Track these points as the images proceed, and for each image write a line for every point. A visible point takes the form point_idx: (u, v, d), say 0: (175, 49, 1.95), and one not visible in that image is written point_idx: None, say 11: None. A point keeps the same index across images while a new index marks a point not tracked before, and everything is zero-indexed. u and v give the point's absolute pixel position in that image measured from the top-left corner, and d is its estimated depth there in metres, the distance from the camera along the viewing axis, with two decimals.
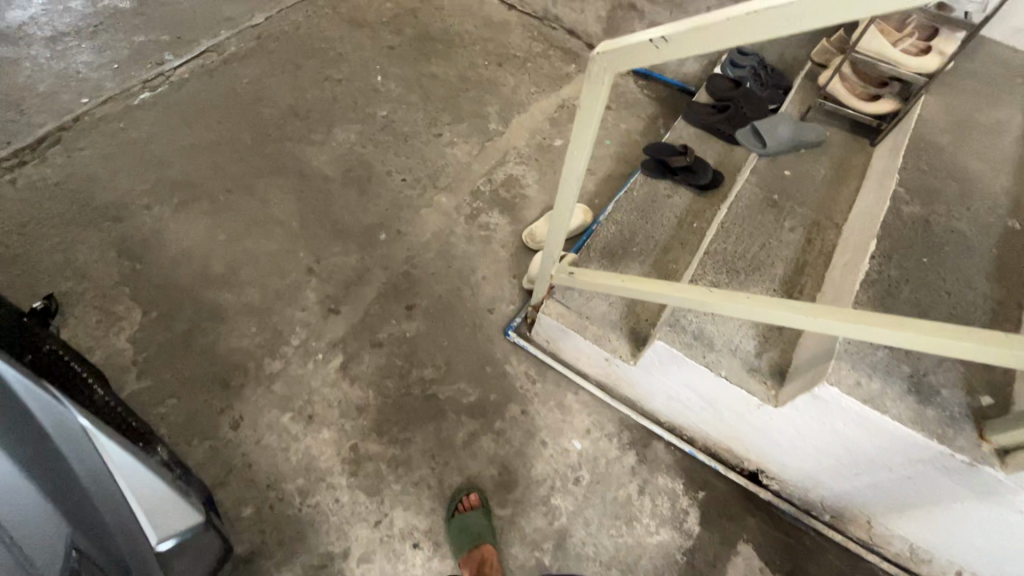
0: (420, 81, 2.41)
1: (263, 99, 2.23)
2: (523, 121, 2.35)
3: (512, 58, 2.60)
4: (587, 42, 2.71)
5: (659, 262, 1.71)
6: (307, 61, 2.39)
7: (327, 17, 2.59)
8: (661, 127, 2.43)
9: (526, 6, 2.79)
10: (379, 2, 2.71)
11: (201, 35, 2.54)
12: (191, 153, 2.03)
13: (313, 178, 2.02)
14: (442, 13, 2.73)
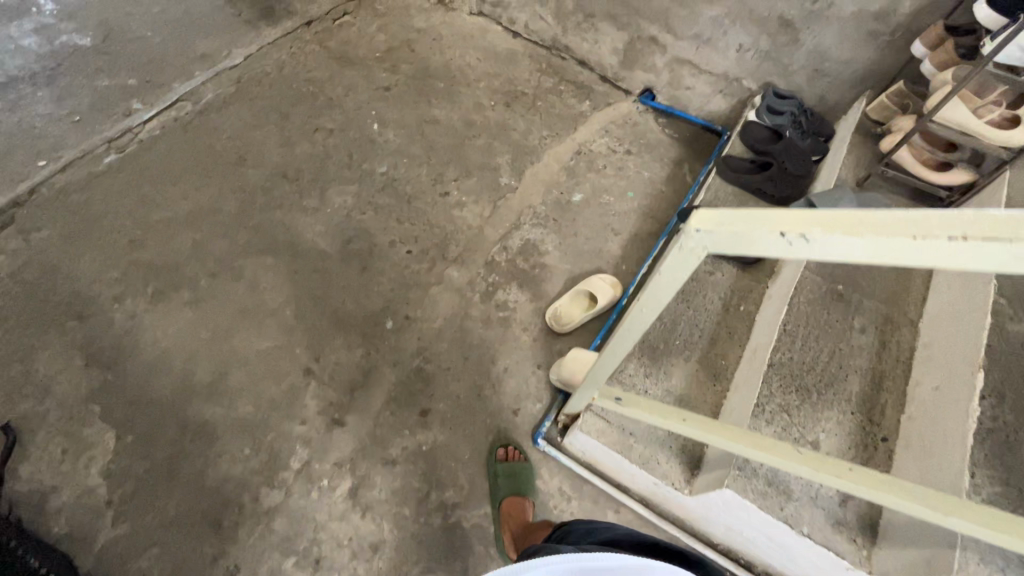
0: (422, 127, 2.18)
1: (247, 158, 1.98)
2: (538, 172, 2.13)
3: (520, 95, 2.37)
4: (601, 74, 2.48)
5: (707, 356, 1.51)
6: (293, 108, 2.14)
7: (314, 53, 2.34)
8: (688, 174, 2.22)
9: (532, 34, 2.55)
10: (371, 34, 2.45)
11: (173, 78, 2.29)
12: (166, 228, 1.78)
13: (307, 255, 1.79)
14: (441, 45, 2.48)
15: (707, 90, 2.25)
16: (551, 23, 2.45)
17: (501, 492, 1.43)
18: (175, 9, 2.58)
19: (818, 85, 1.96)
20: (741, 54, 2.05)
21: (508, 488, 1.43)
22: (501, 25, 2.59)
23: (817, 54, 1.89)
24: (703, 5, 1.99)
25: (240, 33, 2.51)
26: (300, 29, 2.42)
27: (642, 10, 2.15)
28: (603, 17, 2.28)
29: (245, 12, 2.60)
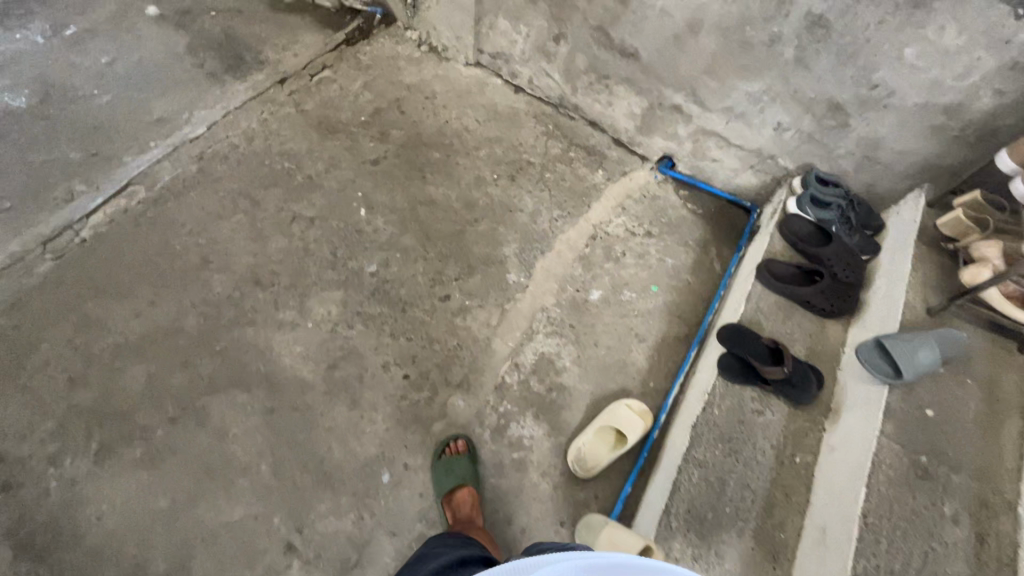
0: (416, 211, 1.90)
1: (211, 259, 1.69)
2: (549, 264, 1.87)
3: (526, 166, 2.10)
4: (614, 137, 2.22)
5: (763, 528, 1.29)
6: (267, 192, 1.85)
7: (288, 119, 2.04)
8: (716, 260, 1.99)
9: (536, 90, 2.28)
10: (355, 93, 2.16)
11: (124, 150, 1.97)
12: (113, 359, 1.49)
13: (284, 387, 1.52)
14: (435, 104, 2.20)
15: (735, 165, 2.01)
16: (559, 81, 2.18)
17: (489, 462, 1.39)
18: (126, 61, 2.25)
19: (867, 173, 1.74)
20: (779, 132, 1.81)
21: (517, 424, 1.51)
22: (501, 78, 2.32)
23: (869, 141, 1.66)
24: (737, 79, 1.74)
25: (202, 89, 2.19)
26: (273, 89, 2.12)
27: (665, 77, 1.89)
28: (618, 80, 2.01)
29: (208, 63, 2.28)
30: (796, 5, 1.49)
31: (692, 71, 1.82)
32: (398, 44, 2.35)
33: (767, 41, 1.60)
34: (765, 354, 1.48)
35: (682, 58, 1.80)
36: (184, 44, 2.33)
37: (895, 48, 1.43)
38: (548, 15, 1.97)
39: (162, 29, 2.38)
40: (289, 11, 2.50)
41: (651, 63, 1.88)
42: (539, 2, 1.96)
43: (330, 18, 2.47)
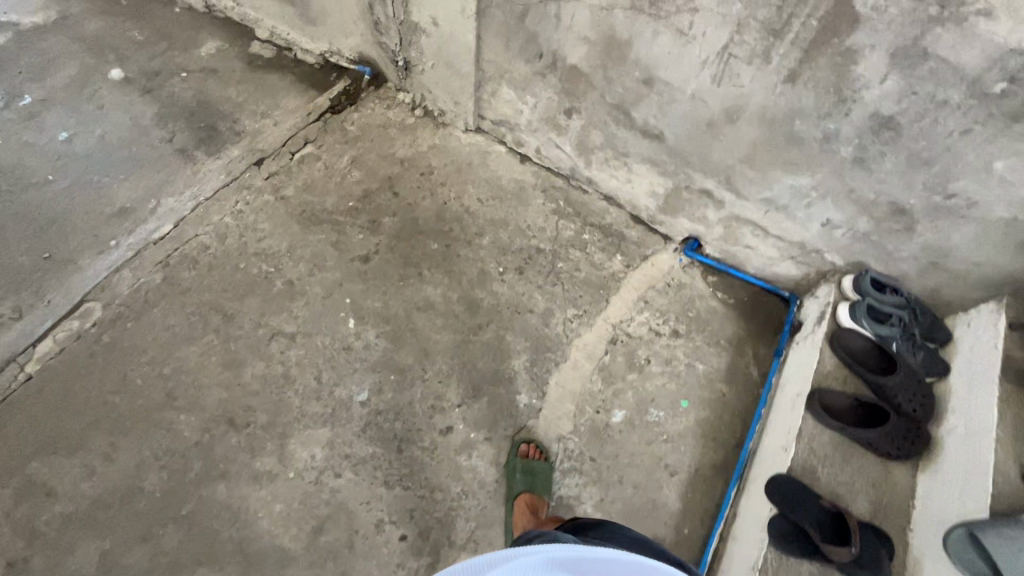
0: (412, 318, 1.68)
1: (177, 394, 1.48)
2: (564, 379, 1.65)
3: (535, 254, 1.87)
4: (633, 214, 1.98)
5: None
6: (241, 304, 1.63)
7: (267, 209, 1.81)
8: (752, 363, 1.76)
9: (545, 159, 2.03)
10: (341, 172, 1.93)
11: (81, 251, 1.75)
12: (63, 534, 1.30)
13: (262, 561, 1.32)
14: (432, 181, 1.96)
15: (773, 254, 1.77)
16: (570, 154, 1.94)
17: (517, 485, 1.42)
18: (87, 137, 2.02)
19: (932, 280, 1.50)
20: (827, 229, 1.57)
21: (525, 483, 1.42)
22: (505, 146, 2.08)
23: (939, 248, 1.42)
24: (781, 172, 1.50)
25: (171, 169, 1.96)
26: (249, 171, 1.88)
27: (695, 161, 1.65)
28: (639, 159, 1.77)
29: (178, 136, 2.05)
30: (860, 104, 1.24)
31: (726, 159, 1.57)
32: (390, 108, 2.10)
33: (820, 137, 1.36)
34: (824, 517, 1.26)
35: (716, 145, 1.55)
36: (152, 113, 2.10)
37: (981, 159, 1.19)
38: (558, 88, 1.72)
39: (127, 94, 2.15)
40: (269, 69, 2.26)
41: (678, 146, 1.64)
42: (548, 75, 1.71)
43: (314, 77, 2.23)
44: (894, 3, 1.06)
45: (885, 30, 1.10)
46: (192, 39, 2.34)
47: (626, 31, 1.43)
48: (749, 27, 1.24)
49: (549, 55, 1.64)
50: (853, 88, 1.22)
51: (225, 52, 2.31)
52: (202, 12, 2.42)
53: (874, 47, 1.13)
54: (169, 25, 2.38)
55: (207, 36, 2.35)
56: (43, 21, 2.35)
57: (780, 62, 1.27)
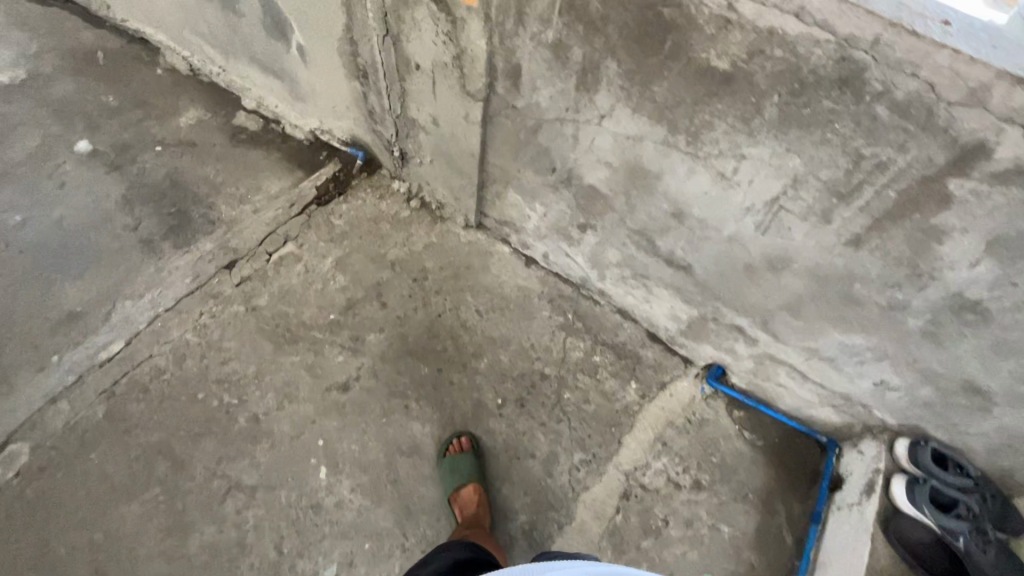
0: (393, 466, 1.45)
1: (110, 570, 1.26)
2: (567, 546, 1.45)
3: (539, 381, 1.64)
4: (650, 332, 1.76)
5: None
6: (195, 447, 1.40)
7: (234, 323, 1.59)
8: (784, 525, 1.53)
9: (553, 265, 1.82)
10: (324, 276, 1.71)
11: (18, 368, 1.52)
12: None
13: None
14: (425, 289, 1.75)
15: (812, 398, 1.54)
16: (582, 264, 1.72)
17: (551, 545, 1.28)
18: (41, 222, 1.81)
19: (1006, 462, 1.28)
20: (880, 389, 1.35)
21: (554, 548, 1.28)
22: (509, 246, 1.86)
23: (1017, 434, 1.20)
24: (830, 327, 1.29)
25: (132, 264, 1.74)
26: (218, 275, 1.66)
27: (726, 297, 1.43)
28: (661, 284, 1.56)
29: (144, 223, 1.83)
30: (939, 282, 1.03)
31: (764, 303, 1.36)
32: (382, 199, 1.89)
33: (883, 304, 1.15)
34: None
35: (754, 288, 1.34)
36: (118, 194, 1.89)
37: None
38: (572, 203, 1.51)
39: (92, 170, 1.94)
40: (252, 145, 2.06)
41: (707, 281, 1.42)
42: (561, 189, 1.50)
43: (302, 156, 2.02)
44: (1001, 191, 0.85)
45: (985, 215, 0.89)
46: (171, 107, 2.14)
47: (655, 163, 1.22)
48: (808, 184, 1.03)
49: (563, 171, 1.43)
50: (934, 266, 1.01)
51: (206, 122, 2.11)
52: (186, 76, 2.23)
53: (967, 231, 0.92)
54: (149, 89, 2.19)
55: (189, 103, 2.15)
56: (9, 81, 2.16)
57: (842, 225, 1.06)
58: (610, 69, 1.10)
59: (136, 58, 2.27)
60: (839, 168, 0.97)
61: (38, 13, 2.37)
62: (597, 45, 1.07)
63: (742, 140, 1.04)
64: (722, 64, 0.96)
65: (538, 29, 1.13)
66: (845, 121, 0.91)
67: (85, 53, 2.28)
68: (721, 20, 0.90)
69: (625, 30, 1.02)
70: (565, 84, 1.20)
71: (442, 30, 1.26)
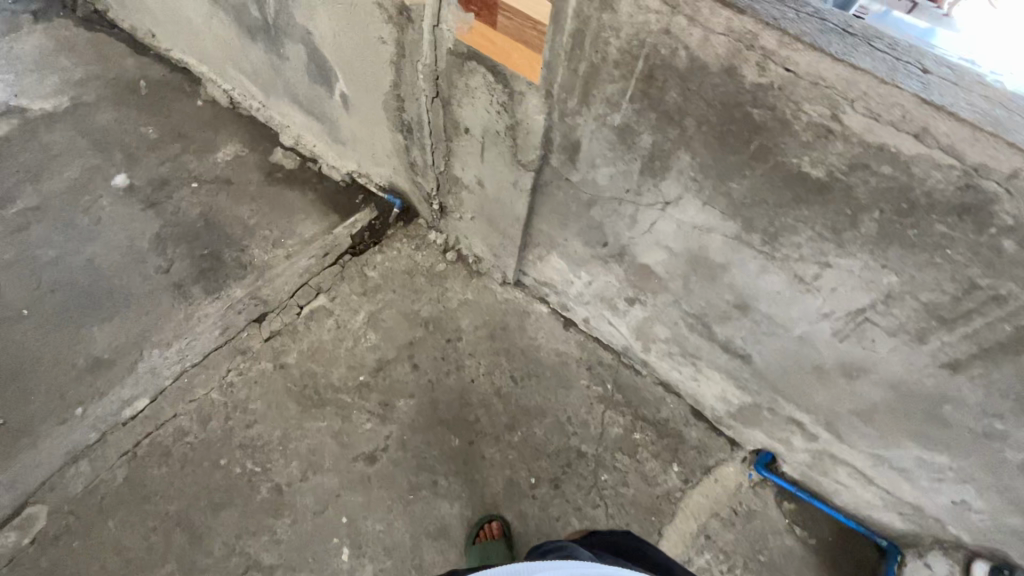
0: (419, 550, 1.37)
1: None
2: None
3: (574, 459, 1.55)
4: (695, 409, 1.65)
5: None
6: (214, 519, 1.34)
7: (261, 382, 1.52)
8: None
9: (594, 329, 1.72)
10: (355, 333, 1.64)
11: (41, 418, 1.48)
12: None
13: None
14: (459, 351, 1.66)
15: (875, 502, 1.41)
16: (625, 334, 1.62)
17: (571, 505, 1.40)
18: (74, 259, 1.78)
19: None
20: (959, 507, 1.22)
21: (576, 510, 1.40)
22: (548, 305, 1.77)
23: None
24: (908, 440, 1.16)
25: (161, 310, 1.69)
26: (247, 328, 1.61)
27: (787, 391, 1.31)
28: (713, 366, 1.45)
29: (176, 265, 1.79)
30: None
31: (831, 404, 1.24)
32: (418, 250, 1.82)
33: (978, 431, 1.02)
34: None
35: (821, 388, 1.23)
36: (151, 233, 1.85)
37: None
38: (622, 277, 1.42)
39: (127, 207, 1.91)
40: (288, 184, 2.01)
41: (768, 373, 1.31)
42: (611, 262, 1.40)
43: (337, 199, 1.97)
44: None
45: None
46: (210, 141, 2.11)
47: (722, 255, 1.11)
48: (903, 302, 0.92)
49: (615, 246, 1.34)
50: None
51: (244, 158, 2.07)
52: (225, 108, 2.20)
53: None
54: (188, 121, 2.16)
55: (227, 137, 2.12)
56: (53, 109, 2.15)
57: (940, 348, 0.94)
58: (682, 159, 1.01)
59: (177, 88, 2.26)
60: (944, 293, 0.87)
61: (86, 39, 2.38)
62: (670, 135, 0.98)
63: (829, 249, 0.94)
64: (815, 172, 0.86)
65: (604, 110, 1.04)
66: (959, 249, 0.80)
67: (128, 81, 2.27)
68: (821, 130, 0.81)
69: (704, 124, 0.92)
70: (629, 166, 1.11)
71: (498, 100, 1.19)
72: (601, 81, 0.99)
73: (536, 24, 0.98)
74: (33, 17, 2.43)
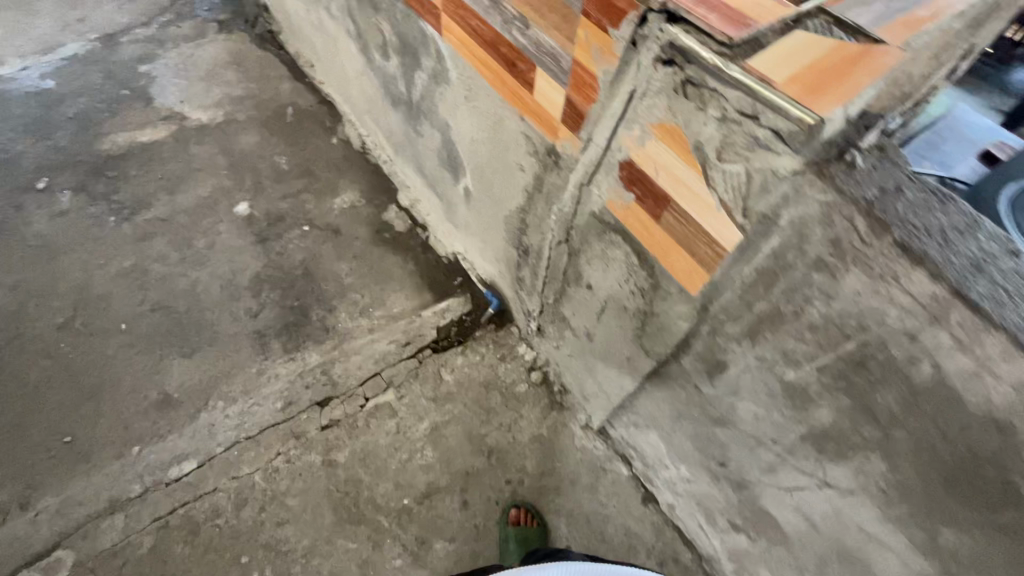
0: None
1: None
2: None
3: None
4: None
5: None
6: None
7: (305, 476, 1.44)
8: None
9: (677, 518, 1.43)
10: (412, 446, 1.50)
11: (100, 447, 1.48)
12: None
13: None
14: (516, 498, 1.47)
15: None
16: (715, 546, 1.33)
17: (510, 558, 1.33)
18: (179, 281, 1.82)
19: None
20: None
21: (519, 555, 1.33)
22: (630, 468, 1.51)
23: None
24: None
25: (237, 358, 1.66)
26: (308, 409, 1.54)
27: None
28: None
29: (265, 311, 1.77)
30: None
31: None
32: (502, 362, 1.65)
33: None
34: None
35: None
36: (253, 271, 1.85)
37: None
38: (732, 502, 1.14)
39: (241, 237, 1.93)
40: (392, 247, 1.93)
41: None
42: (723, 482, 1.13)
43: (435, 277, 1.86)
44: None
45: None
46: (332, 183, 2.10)
47: None
48: None
49: (735, 474, 1.06)
50: None
51: (358, 209, 2.03)
52: (356, 152, 2.19)
53: None
54: (319, 158, 2.18)
55: (349, 183, 2.10)
56: (208, 121, 2.27)
57: None
58: (872, 462, 0.74)
59: (319, 121, 2.29)
60: None
61: (256, 56, 2.51)
62: (864, 431, 0.72)
63: None
64: None
65: (773, 361, 0.79)
66: None
67: (279, 105, 2.34)
68: None
69: (923, 452, 0.66)
70: (786, 423, 0.85)
71: (635, 283, 0.98)
72: (781, 334, 0.75)
73: (713, 244, 0.75)
74: (219, 27, 2.61)
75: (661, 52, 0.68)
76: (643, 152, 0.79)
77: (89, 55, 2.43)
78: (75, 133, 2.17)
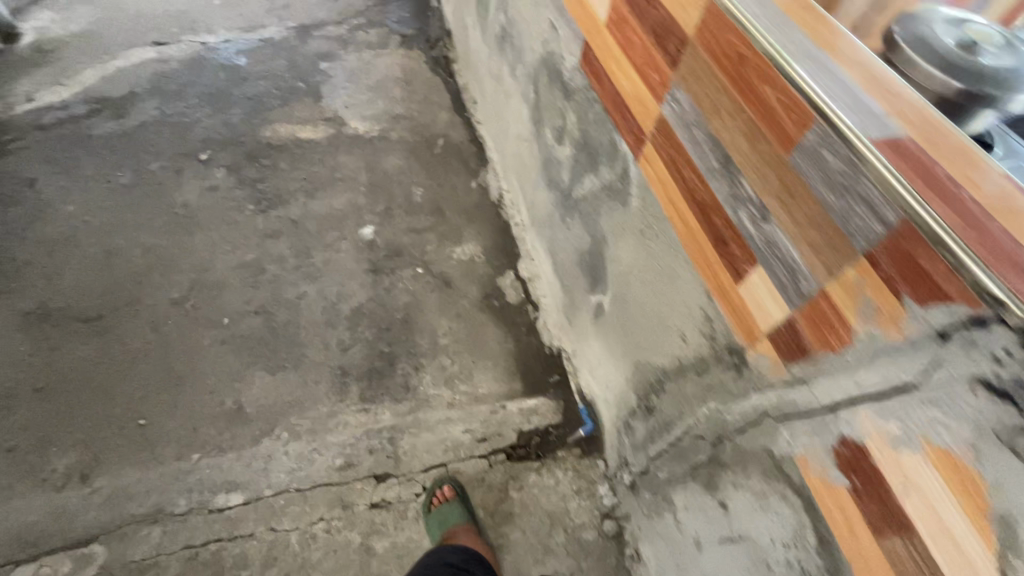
0: None
1: None
2: None
3: None
4: None
5: None
6: None
7: (339, 554, 1.37)
8: None
9: None
10: None
11: (166, 442, 1.48)
12: None
13: None
14: None
15: None
16: None
17: None
18: (287, 289, 1.81)
19: None
20: None
21: None
22: None
23: None
24: None
25: (314, 391, 1.60)
26: (363, 480, 1.47)
27: None
28: None
29: (354, 347, 1.70)
30: None
31: None
32: (577, 496, 1.47)
33: None
34: None
35: None
36: (357, 301, 1.80)
37: None
38: None
39: (356, 261, 1.90)
40: (497, 317, 1.80)
41: None
42: None
43: (531, 366, 1.70)
44: None
45: None
46: (458, 229, 2.02)
47: None
48: None
49: None
50: None
51: (475, 265, 1.93)
52: (490, 203, 2.11)
53: None
54: (453, 199, 2.11)
55: (474, 234, 2.01)
56: (363, 132, 2.29)
57: None
58: None
59: (464, 160, 2.24)
60: None
61: (425, 78, 2.52)
62: None
63: None
64: None
65: None
66: None
67: (431, 133, 2.32)
68: None
69: None
70: None
71: (796, 558, 0.76)
72: None
73: None
74: (401, 40, 2.66)
75: (991, 374, 0.48)
76: (894, 458, 0.57)
77: (282, 42, 2.57)
78: (247, 114, 2.28)
